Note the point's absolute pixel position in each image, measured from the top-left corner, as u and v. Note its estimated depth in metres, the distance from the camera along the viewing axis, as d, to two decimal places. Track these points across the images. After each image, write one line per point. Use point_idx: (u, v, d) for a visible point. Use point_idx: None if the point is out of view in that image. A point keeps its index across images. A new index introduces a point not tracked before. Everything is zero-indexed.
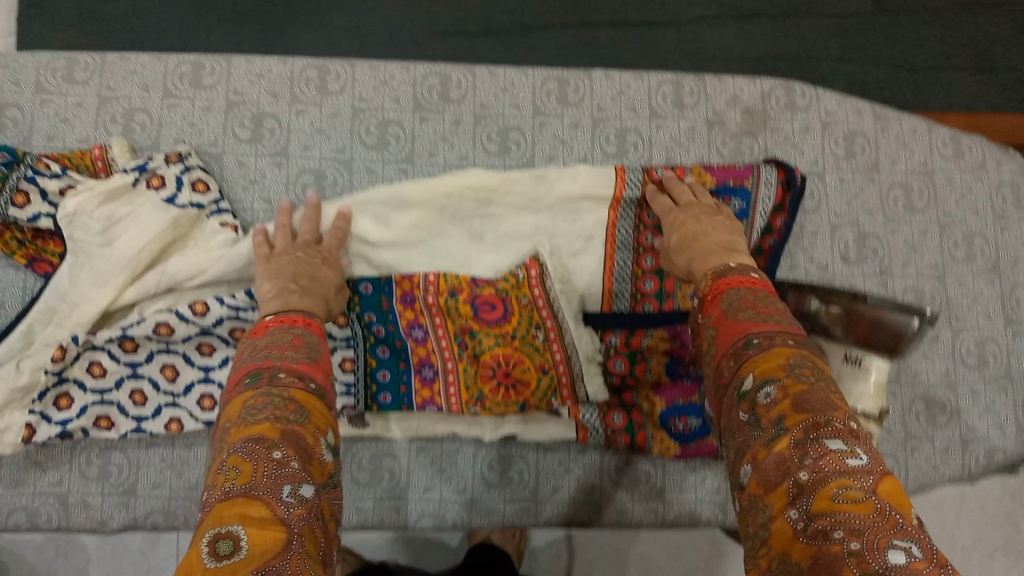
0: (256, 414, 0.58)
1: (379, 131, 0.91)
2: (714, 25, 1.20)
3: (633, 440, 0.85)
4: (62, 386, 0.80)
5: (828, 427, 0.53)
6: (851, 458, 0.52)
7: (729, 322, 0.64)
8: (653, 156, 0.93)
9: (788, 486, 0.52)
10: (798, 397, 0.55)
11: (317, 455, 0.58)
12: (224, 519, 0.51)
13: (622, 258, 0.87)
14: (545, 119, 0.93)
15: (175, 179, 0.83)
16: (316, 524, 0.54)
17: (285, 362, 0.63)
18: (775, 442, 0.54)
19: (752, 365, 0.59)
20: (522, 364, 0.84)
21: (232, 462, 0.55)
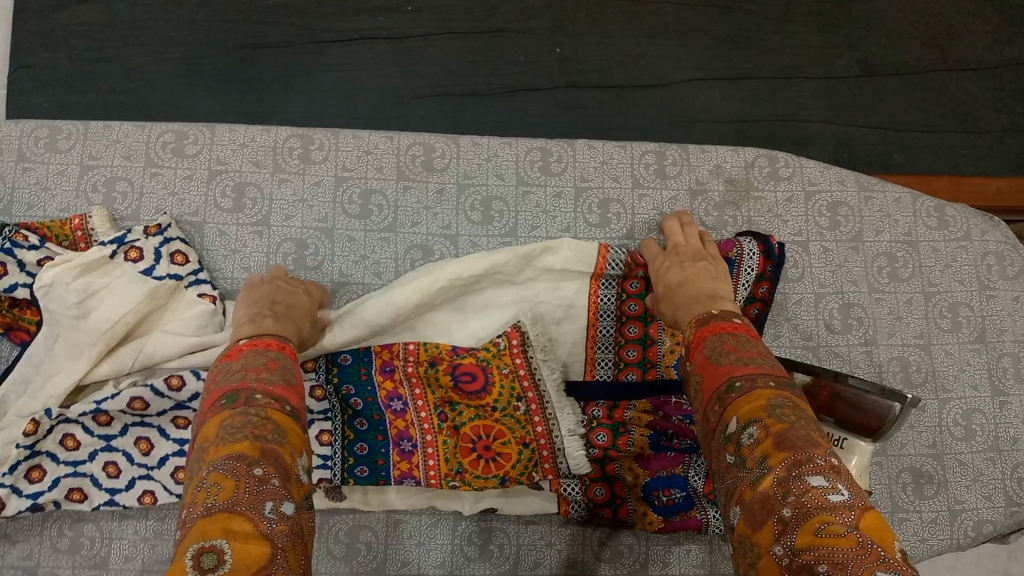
0: (231, 434, 0.56)
1: (361, 201, 0.91)
2: (701, 87, 1.21)
3: (615, 513, 0.84)
4: (34, 458, 0.79)
5: (809, 463, 0.53)
6: (834, 494, 0.51)
7: (713, 367, 0.63)
8: (635, 226, 0.93)
9: (772, 525, 0.51)
10: (781, 435, 0.54)
11: (295, 477, 0.56)
12: (205, 535, 0.49)
13: (605, 326, 0.86)
14: (528, 189, 0.93)
15: (152, 251, 0.84)
16: (297, 544, 0.53)
17: (262, 386, 0.61)
18: (760, 481, 0.54)
19: (734, 407, 0.58)
20: (502, 437, 0.82)
21: (211, 478, 0.53)
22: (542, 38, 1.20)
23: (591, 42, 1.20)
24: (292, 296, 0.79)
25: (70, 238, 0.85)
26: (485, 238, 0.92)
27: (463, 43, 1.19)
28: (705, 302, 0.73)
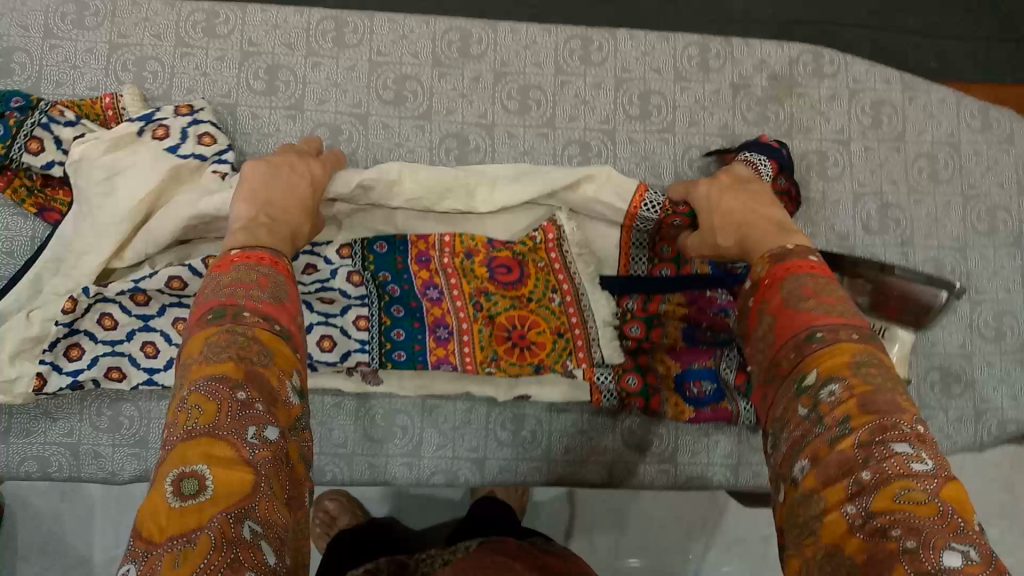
0: (219, 352, 0.52)
1: (396, 86, 0.89)
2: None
3: (647, 403, 0.84)
4: (73, 337, 0.78)
5: (896, 430, 0.47)
6: (918, 462, 0.46)
7: (790, 311, 0.56)
8: (675, 120, 0.91)
9: (846, 485, 0.47)
10: (864, 397, 0.49)
11: (282, 398, 0.53)
12: (187, 460, 0.48)
13: (641, 226, 0.86)
14: (567, 78, 0.91)
15: (180, 130, 0.81)
16: (283, 469, 0.51)
17: (251, 303, 0.56)
18: (838, 441, 0.48)
19: (814, 360, 0.53)
20: (538, 326, 0.83)
21: (193, 400, 0.51)
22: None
23: None
24: (289, 190, 0.71)
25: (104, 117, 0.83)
26: (524, 128, 0.89)
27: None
28: (771, 237, 0.66)
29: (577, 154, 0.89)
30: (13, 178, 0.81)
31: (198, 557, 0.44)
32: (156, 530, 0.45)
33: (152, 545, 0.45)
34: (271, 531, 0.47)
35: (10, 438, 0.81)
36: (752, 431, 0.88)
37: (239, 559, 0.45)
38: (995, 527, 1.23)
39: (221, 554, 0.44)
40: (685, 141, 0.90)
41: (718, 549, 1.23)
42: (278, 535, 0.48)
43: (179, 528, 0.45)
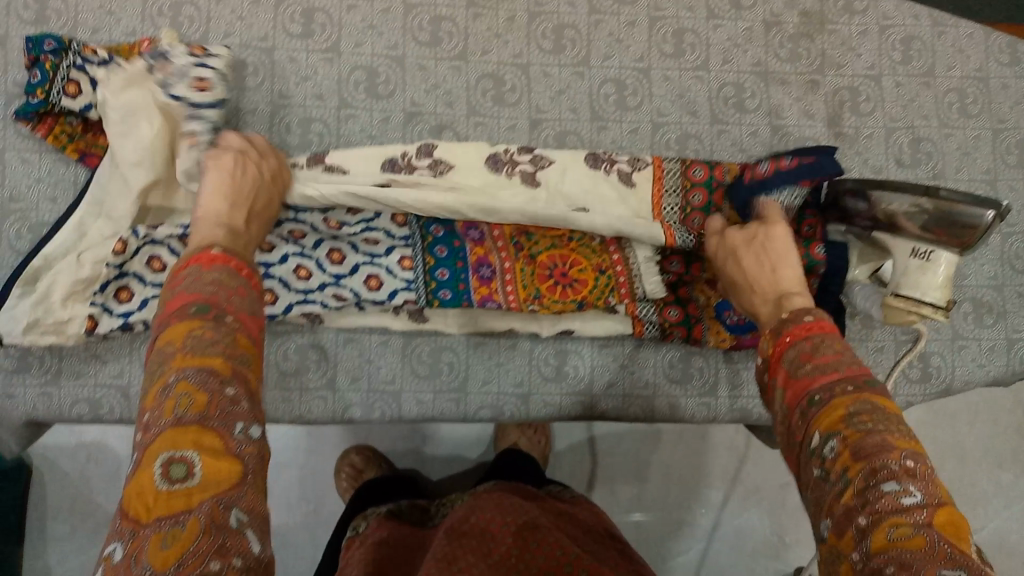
0: (204, 347, 0.57)
1: (432, 27, 0.88)
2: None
3: (689, 333, 0.85)
4: (123, 280, 0.80)
5: (885, 470, 0.53)
6: (907, 496, 0.52)
7: (794, 381, 0.63)
8: (709, 58, 0.91)
9: (853, 533, 0.52)
10: (856, 446, 0.55)
11: (260, 402, 0.59)
12: (178, 445, 0.52)
13: (672, 169, 0.86)
14: (601, 17, 0.91)
15: (177, 73, 0.77)
16: (264, 465, 0.56)
17: (231, 307, 0.61)
18: (843, 493, 0.55)
19: (816, 423, 0.59)
20: (579, 265, 0.83)
21: (180, 388, 0.55)
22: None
23: None
24: (262, 200, 0.75)
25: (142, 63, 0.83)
26: (559, 68, 0.89)
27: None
28: (767, 300, 0.73)
29: (613, 92, 0.89)
30: (53, 124, 0.82)
31: (188, 539, 0.49)
32: (144, 512, 0.50)
33: (141, 526, 0.49)
34: (256, 523, 0.53)
35: (61, 381, 0.83)
36: None
37: (226, 544, 0.50)
38: (1011, 469, 1.25)
39: (211, 539, 0.49)
40: (719, 79, 0.91)
41: (739, 497, 1.24)
42: (260, 527, 0.53)
43: (168, 510, 0.50)
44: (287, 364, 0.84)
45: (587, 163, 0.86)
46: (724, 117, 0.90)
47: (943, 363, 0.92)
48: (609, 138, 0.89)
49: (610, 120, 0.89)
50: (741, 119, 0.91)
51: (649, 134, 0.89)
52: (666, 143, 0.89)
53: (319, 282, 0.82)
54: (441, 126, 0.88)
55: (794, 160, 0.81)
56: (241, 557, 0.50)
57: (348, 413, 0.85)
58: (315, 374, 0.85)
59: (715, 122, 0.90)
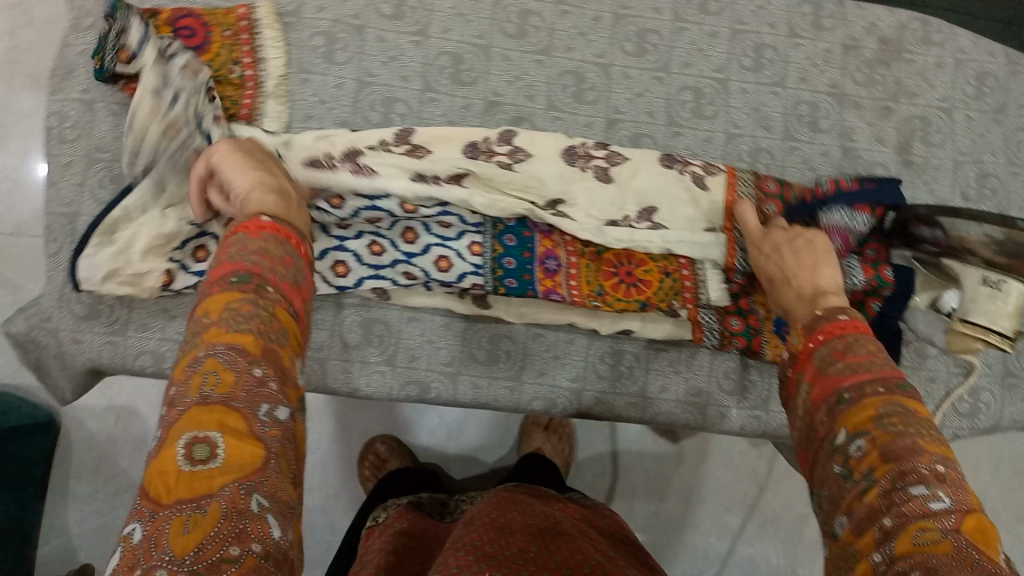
0: (239, 323, 0.57)
1: (519, 21, 0.90)
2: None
3: (748, 344, 0.86)
4: (203, 238, 0.82)
5: (914, 474, 0.54)
6: (936, 501, 0.52)
7: (822, 377, 0.63)
8: (787, 75, 0.92)
9: (874, 531, 0.53)
10: (886, 447, 0.56)
11: (291, 379, 0.58)
12: (201, 424, 0.51)
13: (746, 180, 0.87)
14: (684, 26, 0.92)
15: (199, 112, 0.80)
16: (289, 446, 0.55)
17: (275, 280, 0.61)
18: (866, 493, 0.55)
19: (844, 419, 0.59)
20: (646, 266, 0.85)
21: (209, 365, 0.54)
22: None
23: None
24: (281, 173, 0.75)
25: (227, 26, 0.84)
26: (639, 71, 0.91)
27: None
28: (805, 298, 0.73)
29: (690, 100, 0.91)
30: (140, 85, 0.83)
31: (209, 524, 0.48)
32: (165, 493, 0.49)
33: (160, 507, 0.48)
34: (277, 507, 0.51)
35: (128, 332, 0.85)
36: None
37: (247, 529, 0.49)
38: None
39: (231, 523, 0.48)
40: (795, 97, 0.92)
41: (755, 523, 1.24)
42: (281, 510, 0.52)
43: (189, 494, 0.49)
44: (351, 337, 0.87)
45: (662, 163, 0.87)
46: (797, 134, 0.92)
47: (992, 399, 0.92)
48: (682, 143, 0.90)
49: (685, 126, 0.90)
50: (813, 138, 0.92)
51: (722, 144, 0.91)
52: (739, 154, 0.90)
53: (391, 259, 0.84)
54: (520, 118, 0.89)
55: (855, 184, 0.88)
56: (260, 543, 0.49)
57: (404, 390, 0.88)
58: (376, 348, 0.87)
59: (788, 138, 0.91)
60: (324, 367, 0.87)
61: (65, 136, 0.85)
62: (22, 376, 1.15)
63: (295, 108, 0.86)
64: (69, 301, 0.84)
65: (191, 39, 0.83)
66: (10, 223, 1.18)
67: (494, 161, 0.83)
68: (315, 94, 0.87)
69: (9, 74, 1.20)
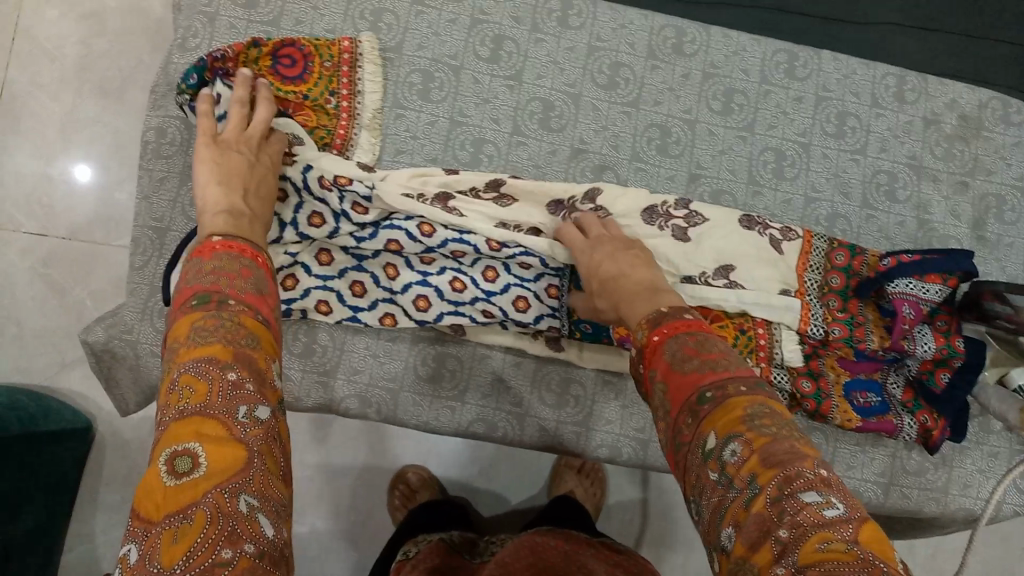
0: (206, 335, 0.55)
1: (610, 72, 0.92)
2: (899, 32, 1.18)
3: (818, 407, 0.86)
4: (290, 268, 0.83)
5: (802, 479, 0.48)
6: (829, 509, 0.47)
7: (677, 376, 0.58)
8: (867, 143, 0.94)
9: (771, 546, 0.46)
10: (764, 451, 0.50)
11: (271, 380, 0.56)
12: (180, 438, 0.50)
13: (819, 245, 0.89)
14: (770, 88, 0.94)
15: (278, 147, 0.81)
16: (274, 445, 0.53)
17: (236, 292, 0.59)
18: (752, 502, 0.49)
19: (709, 422, 0.54)
20: (720, 322, 0.86)
21: (183, 381, 0.52)
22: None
23: None
24: (258, 176, 0.75)
25: (322, 56, 0.86)
26: (724, 129, 0.92)
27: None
28: (652, 295, 0.69)
29: (772, 160, 0.92)
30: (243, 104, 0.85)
31: (196, 532, 0.46)
32: (155, 510, 0.47)
33: (151, 526, 0.47)
34: (268, 507, 0.50)
35: None
36: (907, 449, 0.91)
37: (237, 531, 0.47)
38: None
39: (219, 528, 0.47)
40: (874, 165, 0.94)
41: None
42: (273, 509, 0.50)
43: (177, 505, 0.47)
44: (424, 370, 0.88)
45: (742, 224, 0.88)
46: (874, 203, 0.93)
47: None
48: (762, 203, 0.91)
49: (765, 187, 0.92)
50: (889, 207, 0.93)
51: (800, 207, 0.92)
52: (816, 219, 0.92)
53: (472, 296, 0.84)
54: (603, 166, 0.91)
55: (917, 257, 0.86)
56: (253, 543, 0.47)
57: (472, 426, 0.88)
58: (448, 383, 0.88)
59: (865, 206, 0.93)
60: (394, 399, 0.87)
61: (161, 152, 0.87)
62: (65, 377, 1.16)
63: (387, 142, 0.88)
64: (151, 314, 0.85)
65: (290, 68, 0.85)
66: (67, 227, 1.18)
67: (574, 216, 0.86)
68: (408, 129, 0.89)
69: (81, 82, 1.21)
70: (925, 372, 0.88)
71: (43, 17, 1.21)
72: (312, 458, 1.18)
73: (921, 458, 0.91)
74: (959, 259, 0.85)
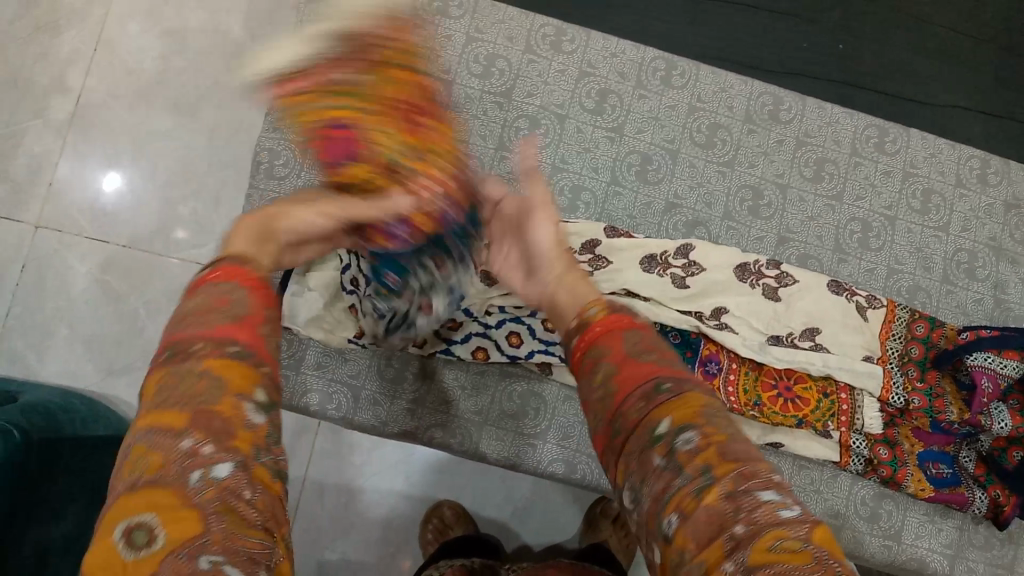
0: (166, 392, 0.41)
1: (708, 132, 0.96)
2: (968, 116, 1.22)
3: (894, 474, 0.88)
4: None
5: (758, 478, 0.43)
6: (785, 510, 0.42)
7: (631, 360, 0.51)
8: (950, 222, 0.97)
9: (723, 542, 0.40)
10: (723, 447, 0.44)
11: (240, 425, 0.41)
12: (124, 514, 0.37)
13: (901, 316, 0.91)
14: (860, 161, 0.98)
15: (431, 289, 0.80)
16: (243, 500, 0.39)
17: (205, 328, 0.43)
18: (704, 493, 0.42)
19: (661, 407, 0.47)
20: (803, 383, 0.88)
21: (136, 453, 0.39)
22: (830, 32, 1.22)
23: (876, 48, 1.22)
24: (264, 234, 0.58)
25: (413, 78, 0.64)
26: (813, 195, 0.95)
27: (754, 17, 1.21)
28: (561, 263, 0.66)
29: (858, 231, 0.95)
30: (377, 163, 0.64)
31: None
32: None
33: None
34: (240, 561, 0.37)
35: (299, 369, 0.86)
36: (974, 523, 0.92)
37: None
38: None
39: None
40: (956, 244, 0.97)
41: None
42: (248, 566, 0.38)
43: None
44: (509, 406, 0.90)
45: (830, 289, 0.90)
46: (954, 280, 0.96)
47: None
48: (847, 271, 0.94)
49: (850, 255, 0.94)
50: (969, 284, 0.96)
51: (883, 277, 0.94)
52: (898, 289, 0.94)
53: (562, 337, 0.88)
54: (696, 222, 0.93)
55: (995, 332, 0.88)
56: None
57: (550, 466, 0.88)
58: (530, 420, 0.90)
59: (946, 282, 0.95)
60: (478, 433, 0.88)
61: (273, 172, 0.87)
62: (111, 384, 1.11)
63: None
64: None
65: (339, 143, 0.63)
66: (130, 234, 1.15)
67: (669, 273, 0.88)
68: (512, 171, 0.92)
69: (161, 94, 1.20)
70: (998, 449, 0.90)
71: (128, 29, 1.22)
72: (354, 485, 1.13)
73: (988, 533, 0.92)
74: None
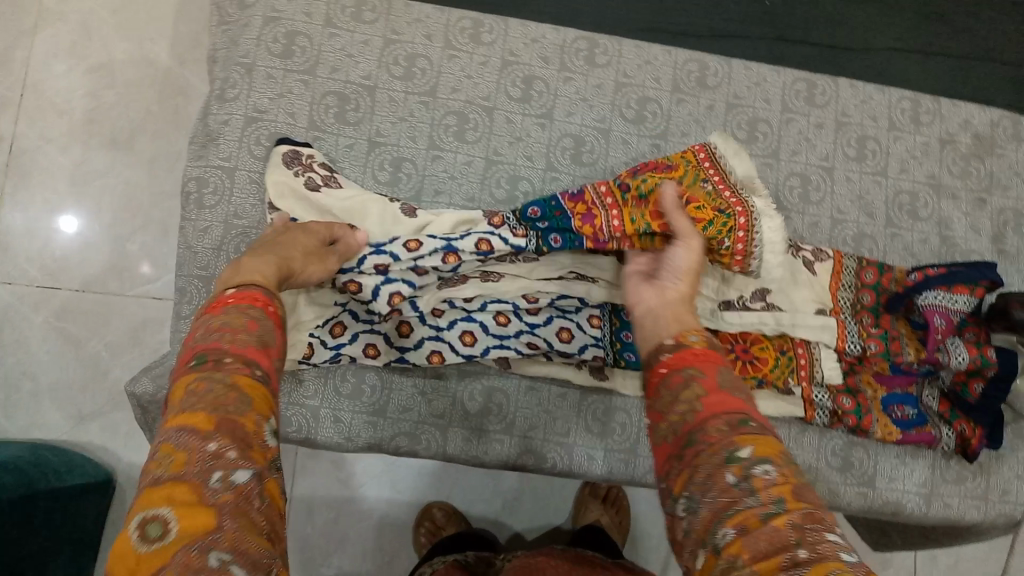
0: (192, 401, 0.52)
1: (638, 107, 0.95)
2: (899, 56, 1.22)
3: (859, 422, 0.89)
4: (338, 314, 0.85)
5: (824, 522, 0.50)
6: (846, 551, 0.48)
7: (722, 391, 0.59)
8: (888, 165, 0.98)
9: (782, 559, 0.47)
10: (797, 487, 0.52)
11: (259, 441, 0.52)
12: (150, 503, 0.47)
13: (849, 265, 0.92)
14: (793, 116, 0.98)
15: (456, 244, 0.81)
16: (251, 510, 0.49)
17: (235, 347, 0.56)
18: (773, 517, 0.50)
19: (743, 437, 0.55)
20: (761, 343, 0.88)
21: (162, 450, 0.50)
22: None
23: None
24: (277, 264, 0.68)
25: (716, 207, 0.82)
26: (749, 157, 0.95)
27: None
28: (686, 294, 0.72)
29: (798, 185, 0.95)
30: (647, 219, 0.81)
31: None
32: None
33: None
34: (245, 560, 0.46)
35: None
36: (945, 459, 0.92)
37: None
38: None
39: None
40: (896, 186, 0.97)
41: None
42: (252, 562, 0.46)
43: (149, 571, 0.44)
44: (471, 405, 0.89)
45: None
46: (897, 222, 0.96)
47: None
48: (791, 227, 0.94)
49: (793, 211, 0.94)
50: (913, 225, 0.96)
51: (827, 228, 0.95)
52: (843, 239, 0.95)
53: (517, 329, 0.86)
54: None
55: (943, 269, 0.88)
56: None
57: (522, 458, 0.89)
58: (496, 417, 0.89)
59: (890, 225, 0.96)
60: (445, 435, 0.88)
61: (204, 202, 0.85)
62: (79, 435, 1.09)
63: (426, 182, 0.90)
64: None
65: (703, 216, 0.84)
66: (79, 279, 1.13)
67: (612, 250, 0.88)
68: (446, 170, 0.91)
69: (90, 134, 1.18)
70: (959, 383, 0.90)
71: (52, 70, 1.19)
72: (336, 501, 1.13)
73: (961, 467, 0.93)
74: (989, 270, 0.87)
